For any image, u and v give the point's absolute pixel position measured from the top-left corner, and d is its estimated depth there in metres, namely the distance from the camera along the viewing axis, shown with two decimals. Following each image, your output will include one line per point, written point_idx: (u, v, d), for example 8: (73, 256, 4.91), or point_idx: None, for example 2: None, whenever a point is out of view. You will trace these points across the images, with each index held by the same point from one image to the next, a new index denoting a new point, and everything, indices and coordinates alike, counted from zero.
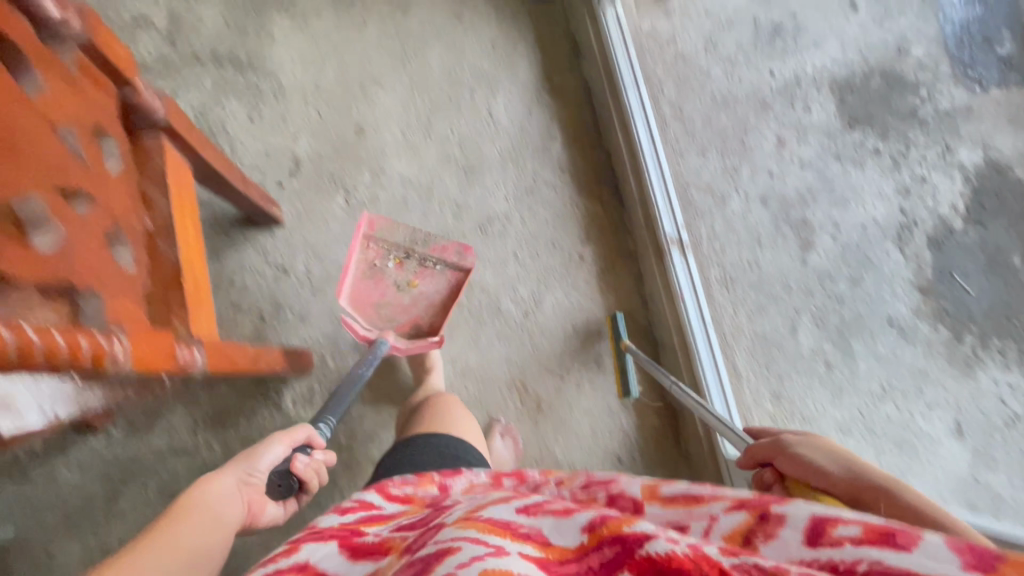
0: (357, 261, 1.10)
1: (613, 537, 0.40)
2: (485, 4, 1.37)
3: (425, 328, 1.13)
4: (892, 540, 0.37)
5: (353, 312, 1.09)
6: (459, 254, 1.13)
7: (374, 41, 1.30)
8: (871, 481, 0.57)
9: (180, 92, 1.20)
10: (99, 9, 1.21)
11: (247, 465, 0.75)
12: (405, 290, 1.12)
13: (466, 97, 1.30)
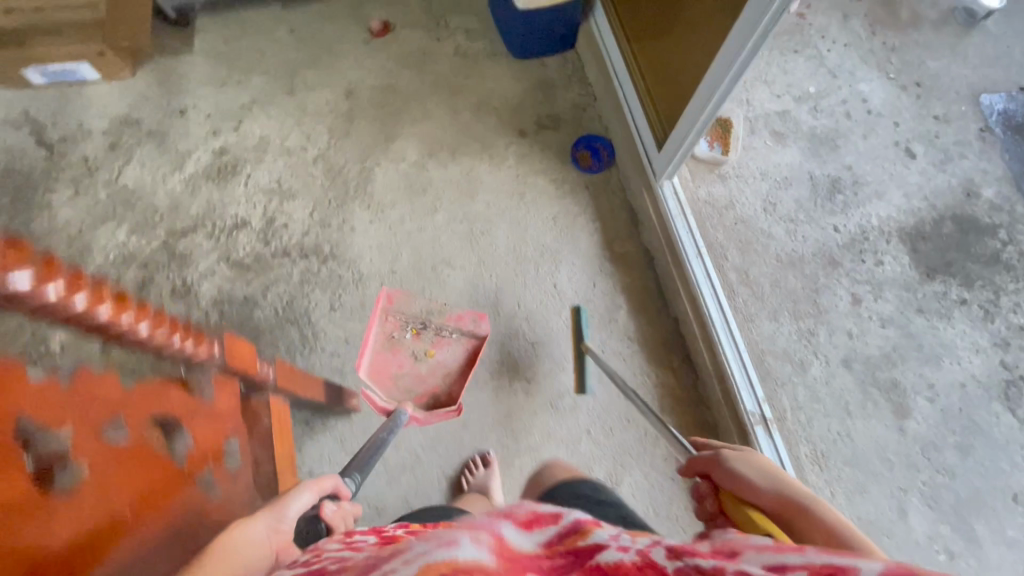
0: (380, 335, 1.27)
1: (568, 549, 0.37)
2: (544, 180, 1.44)
3: (444, 397, 1.25)
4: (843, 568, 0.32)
5: (372, 381, 1.23)
6: (473, 322, 1.28)
7: (444, 225, 1.39)
8: (795, 501, 0.57)
9: (271, 286, 1.30)
10: (205, 214, 1.36)
11: (276, 514, 0.64)
12: (423, 360, 1.27)
13: (532, 271, 1.36)
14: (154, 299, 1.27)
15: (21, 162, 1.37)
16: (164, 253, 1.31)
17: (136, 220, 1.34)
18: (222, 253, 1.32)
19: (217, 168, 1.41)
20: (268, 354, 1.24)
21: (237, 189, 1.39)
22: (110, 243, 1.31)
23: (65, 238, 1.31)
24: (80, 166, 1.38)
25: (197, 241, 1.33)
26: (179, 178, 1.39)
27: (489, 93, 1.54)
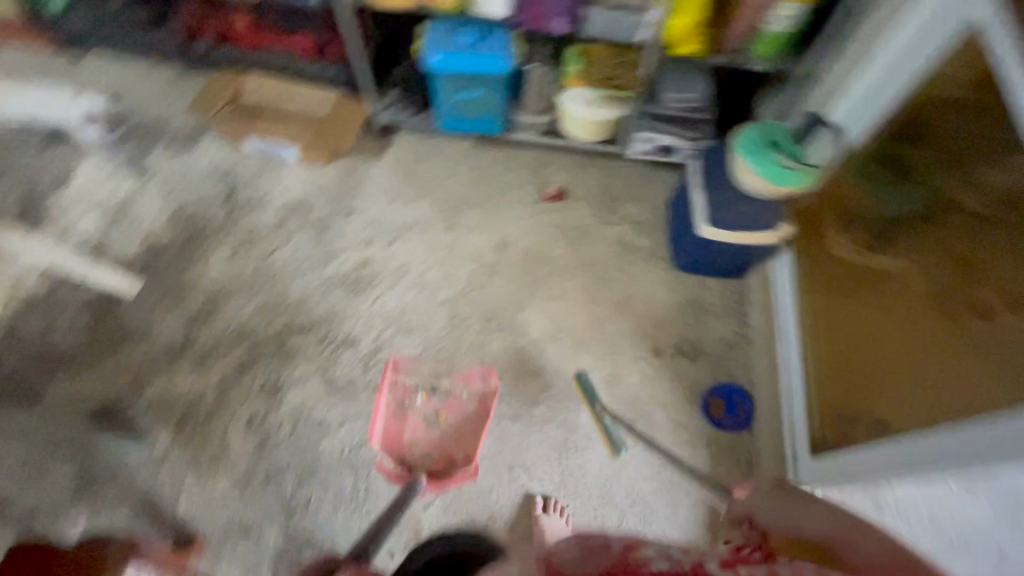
0: (388, 406, 1.24)
1: None
2: (663, 415, 1.29)
3: (460, 460, 1.21)
4: None
5: (385, 453, 1.20)
6: (483, 378, 1.30)
7: (540, 424, 1.28)
8: (828, 532, 0.60)
9: (349, 421, 1.25)
10: (324, 321, 1.37)
11: None
12: (436, 421, 1.25)
13: (613, 519, 1.20)
14: (245, 390, 1.27)
15: (203, 212, 1.49)
16: (273, 346, 1.33)
17: (266, 302, 1.38)
18: (322, 367, 1.31)
19: (355, 279, 1.43)
20: (317, 497, 1.17)
21: (362, 307, 1.39)
22: (235, 317, 1.36)
23: (202, 297, 1.38)
24: (245, 233, 1.47)
25: (307, 345, 1.33)
26: (318, 275, 1.43)
27: (637, 296, 1.44)
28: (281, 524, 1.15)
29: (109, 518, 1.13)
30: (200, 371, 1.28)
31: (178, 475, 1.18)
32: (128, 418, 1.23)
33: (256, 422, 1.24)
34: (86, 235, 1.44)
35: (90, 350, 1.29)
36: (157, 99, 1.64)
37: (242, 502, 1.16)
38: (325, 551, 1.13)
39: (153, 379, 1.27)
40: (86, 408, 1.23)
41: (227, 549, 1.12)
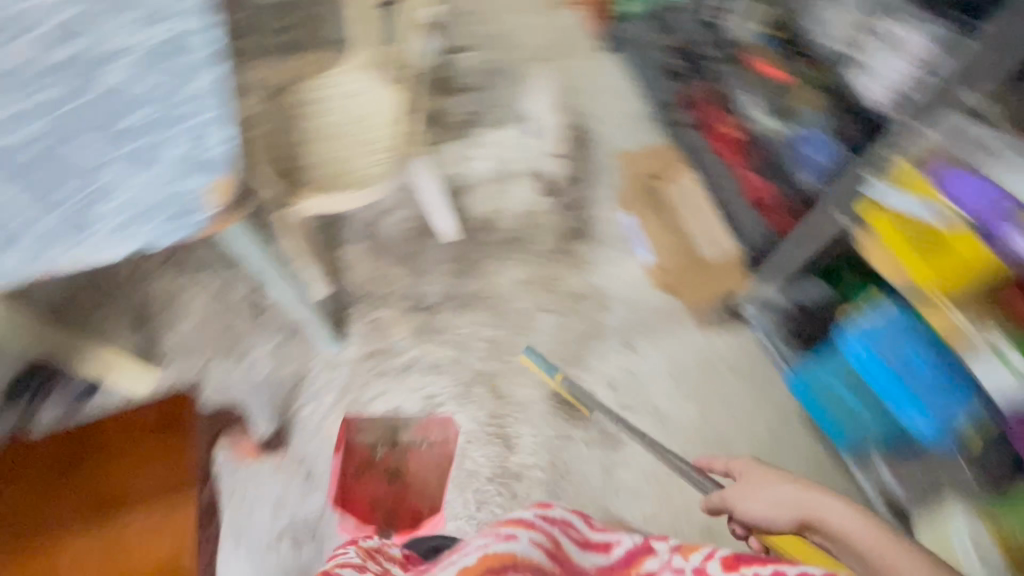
0: (349, 466, 1.25)
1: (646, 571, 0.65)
2: None
3: (427, 509, 1.24)
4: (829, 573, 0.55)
5: (347, 510, 1.21)
6: (444, 429, 1.28)
7: None
8: (801, 512, 0.84)
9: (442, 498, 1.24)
10: (514, 406, 1.30)
11: None
12: (399, 475, 1.26)
13: None
14: (416, 390, 1.30)
15: (544, 230, 1.47)
16: (465, 382, 1.32)
17: (499, 346, 1.35)
18: (469, 441, 1.28)
19: (567, 407, 1.30)
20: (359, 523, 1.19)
21: (544, 434, 1.28)
22: (472, 330, 1.36)
23: (471, 291, 1.39)
24: (547, 277, 1.42)
25: (481, 411, 1.30)
26: (549, 371, 1.33)
27: None
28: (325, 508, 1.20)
29: (270, 365, 1.28)
30: (412, 341, 1.34)
31: (325, 390, 1.28)
32: (348, 316, 1.35)
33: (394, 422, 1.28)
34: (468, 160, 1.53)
35: (382, 244, 1.41)
36: (610, 115, 1.61)
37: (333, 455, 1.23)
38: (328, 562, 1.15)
39: (385, 310, 1.36)
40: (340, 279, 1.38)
41: (287, 475, 1.22)
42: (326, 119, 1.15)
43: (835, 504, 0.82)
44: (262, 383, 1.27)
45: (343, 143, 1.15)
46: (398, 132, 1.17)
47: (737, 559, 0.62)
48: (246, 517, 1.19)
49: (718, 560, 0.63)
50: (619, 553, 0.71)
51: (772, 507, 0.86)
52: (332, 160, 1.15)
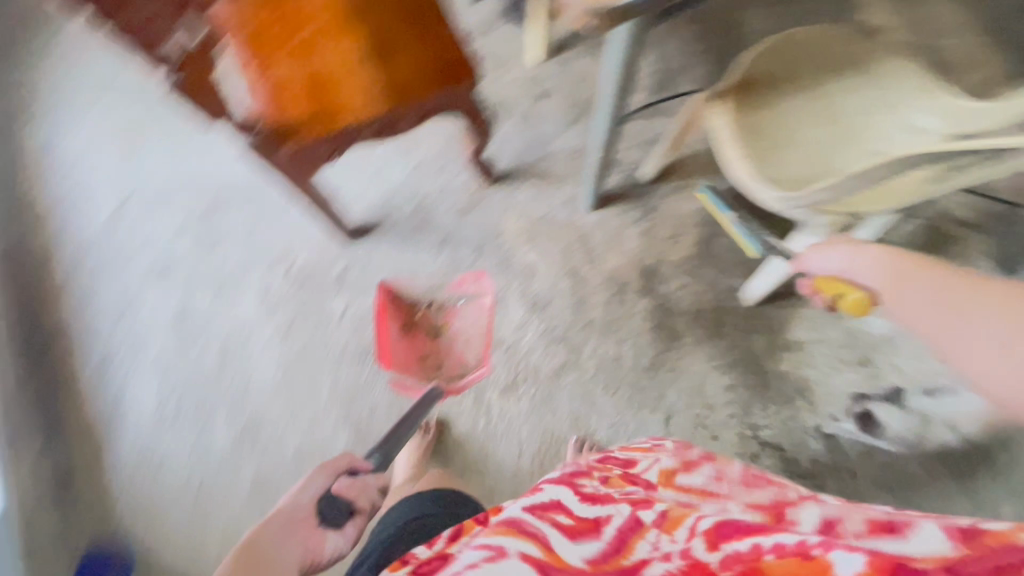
0: (394, 323, 1.27)
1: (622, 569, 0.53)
2: (187, 543, 1.15)
3: (470, 366, 1.23)
4: (896, 532, 0.50)
5: (400, 370, 1.23)
6: (474, 282, 1.28)
7: (301, 445, 1.20)
8: (876, 288, 0.74)
9: (464, 331, 1.26)
10: (564, 390, 1.20)
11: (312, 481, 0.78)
12: (442, 336, 1.26)
13: (205, 411, 1.22)
14: (555, 290, 1.26)
15: (778, 414, 1.17)
16: (581, 335, 1.23)
17: (616, 370, 1.21)
18: (509, 352, 1.23)
19: (554, 454, 1.18)
20: (429, 261, 1.30)
21: (523, 432, 1.19)
22: (628, 337, 1.23)
23: (678, 333, 1.22)
24: (712, 423, 1.17)
25: (542, 360, 1.22)
26: (593, 432, 1.18)
27: None
28: (440, 228, 1.31)
29: (560, 154, 1.35)
30: (607, 277, 1.26)
31: (552, 202, 1.32)
32: (623, 211, 1.30)
33: (521, 275, 1.27)
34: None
35: (710, 230, 1.28)
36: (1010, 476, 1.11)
37: (493, 222, 1.31)
38: (407, 242, 1.31)
39: (636, 247, 1.28)
40: (660, 196, 1.31)
41: (465, 191, 1.33)
42: (841, 108, 0.93)
43: (868, 254, 0.74)
44: (544, 150, 1.35)
45: (812, 134, 0.93)
46: (859, 159, 0.91)
47: (723, 530, 0.53)
48: (428, 164, 1.35)
49: (700, 537, 0.53)
50: (609, 535, 0.57)
51: (856, 267, 0.76)
52: (785, 129, 0.93)
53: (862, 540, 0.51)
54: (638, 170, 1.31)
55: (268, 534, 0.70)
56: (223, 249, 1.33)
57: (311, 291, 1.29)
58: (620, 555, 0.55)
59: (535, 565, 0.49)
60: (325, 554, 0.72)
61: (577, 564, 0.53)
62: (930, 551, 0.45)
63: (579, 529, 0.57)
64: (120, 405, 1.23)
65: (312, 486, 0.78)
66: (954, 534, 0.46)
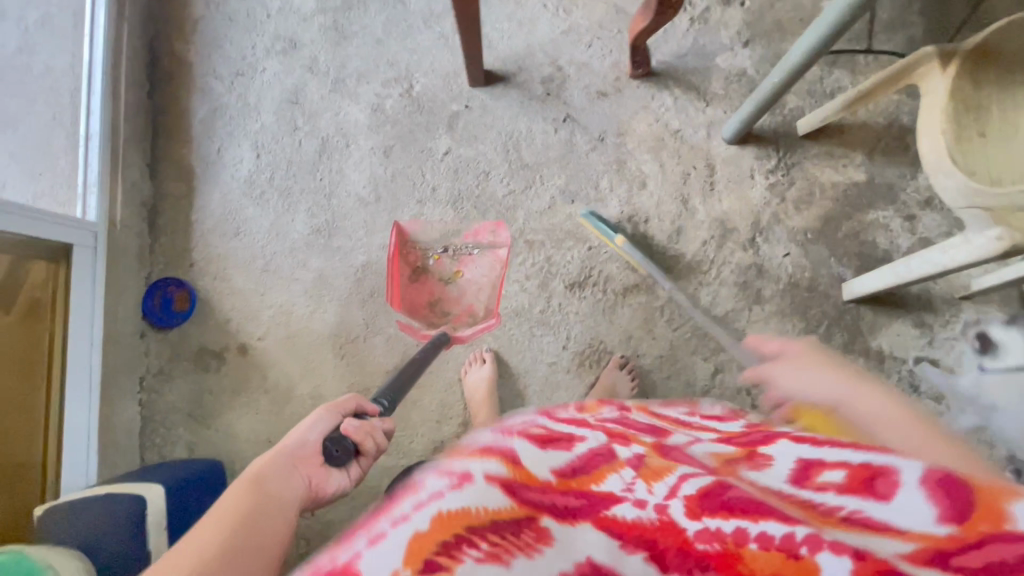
0: (405, 269, 1.22)
1: (579, 495, 0.55)
2: (242, 305, 1.24)
3: (481, 311, 1.20)
4: (875, 489, 0.50)
5: (411, 318, 1.20)
6: (493, 233, 1.22)
7: (368, 261, 1.23)
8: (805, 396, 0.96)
9: (555, 215, 1.22)
10: (629, 309, 1.19)
11: (320, 420, 0.78)
12: (452, 286, 1.19)
13: (291, 197, 1.25)
14: (658, 210, 1.20)
15: None
16: (666, 262, 1.19)
17: (685, 309, 1.18)
18: (589, 252, 1.20)
19: (595, 361, 1.18)
20: (545, 133, 1.24)
21: (574, 330, 1.19)
22: (711, 283, 1.18)
23: (762, 298, 1.17)
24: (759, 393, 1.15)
25: (618, 272, 1.20)
26: (639, 355, 1.18)
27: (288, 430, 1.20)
28: (568, 104, 1.24)
29: (720, 74, 1.22)
30: (716, 217, 1.19)
31: (692, 120, 1.22)
32: (760, 157, 1.20)
33: (630, 182, 1.21)
34: (949, 339, 1.13)
35: (843, 210, 1.18)
36: None
37: (624, 120, 1.23)
38: (531, 107, 1.24)
39: (758, 198, 1.20)
40: (805, 155, 1.19)
41: (606, 76, 1.24)
42: None
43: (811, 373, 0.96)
44: (705, 64, 1.23)
45: None
46: None
47: (706, 500, 0.51)
48: (579, 33, 1.25)
49: (682, 501, 0.52)
50: (580, 451, 0.64)
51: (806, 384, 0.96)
52: (1006, 119, 0.82)
53: (838, 496, 0.51)
54: (798, 120, 1.19)
55: (272, 469, 0.69)
56: (350, 47, 1.28)
57: (423, 121, 1.26)
58: (588, 478, 0.58)
59: (502, 486, 0.54)
60: (329, 488, 0.73)
61: (545, 479, 0.58)
62: (930, 530, 0.45)
63: (550, 441, 0.65)
64: (219, 162, 1.27)
65: (319, 425, 0.77)
66: (949, 500, 0.47)
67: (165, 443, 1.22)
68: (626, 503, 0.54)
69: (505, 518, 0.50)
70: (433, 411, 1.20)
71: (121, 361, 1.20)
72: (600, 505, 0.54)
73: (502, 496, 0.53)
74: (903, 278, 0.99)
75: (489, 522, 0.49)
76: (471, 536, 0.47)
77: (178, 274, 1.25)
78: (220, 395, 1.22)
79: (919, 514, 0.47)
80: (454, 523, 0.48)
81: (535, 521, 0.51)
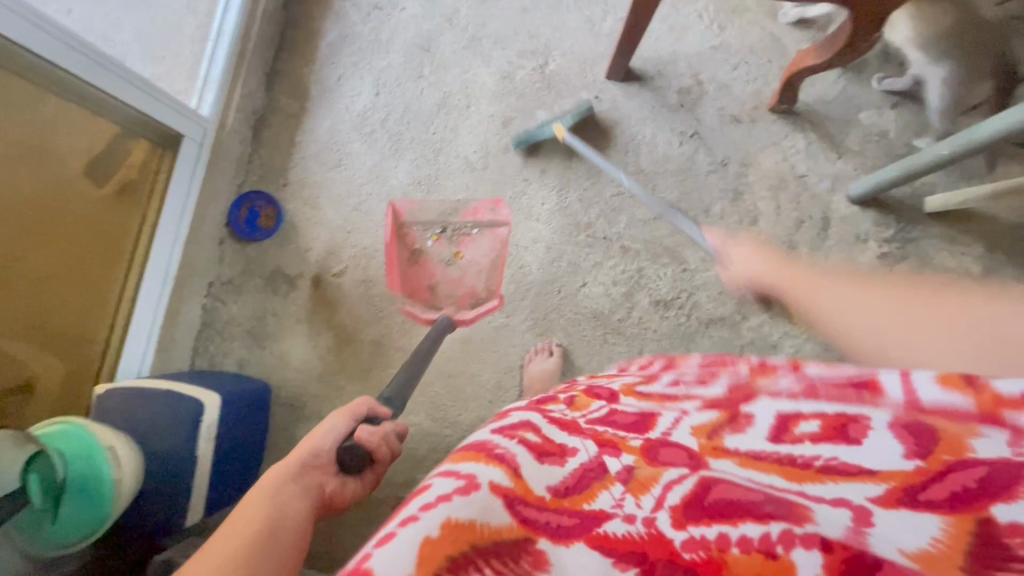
0: (405, 250, 1.14)
1: (572, 510, 0.50)
2: (324, 238, 1.22)
3: (482, 294, 1.12)
4: (846, 434, 0.50)
5: (410, 300, 1.13)
6: (492, 211, 1.16)
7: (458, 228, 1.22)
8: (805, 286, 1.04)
9: (656, 228, 1.19)
10: (708, 343, 1.16)
11: (338, 431, 0.77)
12: (451, 266, 1.13)
13: (399, 143, 1.23)
14: (762, 249, 1.17)
15: None
16: (757, 305, 1.16)
17: (763, 355, 1.15)
18: (683, 273, 1.18)
19: None
20: (669, 144, 1.21)
21: (647, 347, 1.17)
22: (796, 337, 1.15)
23: (844, 364, 1.14)
24: None
25: (706, 301, 1.17)
26: None
27: (339, 372, 1.18)
28: (699, 121, 1.21)
29: (860, 129, 1.18)
30: (818, 271, 1.16)
31: (819, 169, 1.18)
32: (878, 224, 1.17)
33: (742, 215, 1.18)
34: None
35: None
36: None
37: (751, 152, 1.19)
38: (661, 114, 1.21)
39: (866, 263, 1.16)
40: (924, 233, 1.16)
41: (745, 102, 1.21)
42: None
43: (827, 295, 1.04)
44: (848, 115, 1.19)
45: None
46: None
47: (690, 509, 0.47)
48: (728, 53, 1.22)
49: (668, 512, 0.47)
50: (572, 468, 0.55)
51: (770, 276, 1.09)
52: None
53: (813, 446, 0.50)
54: (927, 196, 1.16)
55: (286, 478, 0.67)
56: (494, 8, 1.26)
57: (550, 101, 1.23)
58: (581, 497, 0.51)
59: (503, 498, 0.49)
60: (346, 495, 0.74)
61: (540, 494, 0.51)
62: (901, 466, 0.46)
63: (545, 453, 0.57)
64: (337, 90, 1.25)
65: (333, 433, 0.77)
66: (911, 445, 0.46)
67: (217, 352, 1.20)
68: (615, 520, 0.48)
69: (505, 540, 0.45)
70: (487, 390, 1.18)
71: (198, 262, 1.19)
72: (591, 523, 0.48)
73: (501, 510, 0.48)
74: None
75: (491, 543, 0.45)
76: (479, 556, 0.43)
77: (270, 190, 1.24)
78: (282, 321, 1.21)
79: (887, 452, 0.47)
80: (461, 538, 0.44)
81: (532, 541, 0.46)
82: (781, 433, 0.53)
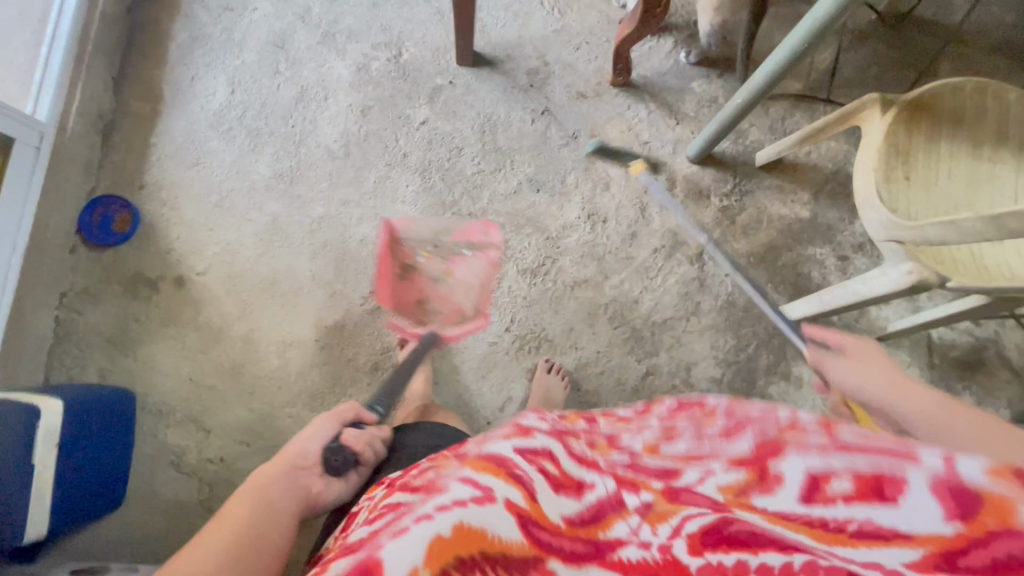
0: (397, 269, 1.21)
1: (586, 538, 0.43)
2: (185, 237, 1.20)
3: (468, 313, 1.21)
4: (881, 493, 0.39)
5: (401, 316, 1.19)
6: (485, 232, 1.23)
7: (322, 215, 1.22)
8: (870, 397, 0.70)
9: (517, 201, 1.25)
10: (575, 305, 1.21)
11: (326, 430, 0.78)
12: (441, 283, 1.21)
13: (259, 138, 1.24)
14: (617, 212, 1.25)
15: None
16: (617, 264, 1.23)
17: (626, 310, 1.22)
18: (547, 241, 1.23)
19: (532, 348, 1.19)
20: (522, 121, 1.27)
21: (519, 314, 1.21)
22: (655, 290, 1.23)
23: (700, 311, 1.22)
24: None
25: (570, 265, 1.23)
26: (576, 348, 1.20)
27: (212, 371, 1.16)
28: (549, 99, 1.28)
29: (694, 96, 1.29)
30: (669, 227, 1.25)
31: (660, 134, 1.28)
32: (717, 179, 1.27)
33: (595, 182, 1.26)
34: None
35: (785, 241, 1.24)
36: None
37: (597, 124, 1.28)
38: (513, 94, 1.28)
39: (710, 217, 1.25)
40: (758, 185, 1.27)
41: (589, 78, 1.29)
42: (988, 181, 0.89)
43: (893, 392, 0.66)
44: (680, 83, 1.30)
45: (950, 188, 0.89)
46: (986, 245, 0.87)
47: (710, 534, 0.41)
48: (569, 34, 1.31)
49: (684, 538, 0.41)
50: (589, 498, 0.46)
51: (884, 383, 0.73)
52: (932, 169, 0.89)
53: (848, 506, 0.39)
54: (757, 152, 1.27)
55: (275, 477, 0.68)
56: (345, 6, 1.30)
57: (405, 90, 1.27)
58: (596, 526, 0.44)
59: (517, 517, 0.42)
60: (331, 496, 0.72)
61: (555, 523, 0.43)
62: (937, 529, 0.36)
63: (562, 483, 0.47)
64: (191, 91, 1.25)
65: (319, 435, 0.77)
66: (947, 502, 0.37)
67: (74, 366, 1.14)
68: (631, 544, 0.42)
69: (515, 555, 0.41)
70: (364, 372, 1.16)
71: (45, 272, 1.14)
72: (606, 550, 0.42)
73: (514, 528, 0.42)
74: (828, 305, 1.04)
75: (500, 552, 0.41)
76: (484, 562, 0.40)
77: (125, 194, 1.21)
78: (146, 325, 1.17)
79: (926, 519, 0.37)
80: (470, 541, 0.40)
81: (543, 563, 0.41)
82: (811, 491, 0.41)
